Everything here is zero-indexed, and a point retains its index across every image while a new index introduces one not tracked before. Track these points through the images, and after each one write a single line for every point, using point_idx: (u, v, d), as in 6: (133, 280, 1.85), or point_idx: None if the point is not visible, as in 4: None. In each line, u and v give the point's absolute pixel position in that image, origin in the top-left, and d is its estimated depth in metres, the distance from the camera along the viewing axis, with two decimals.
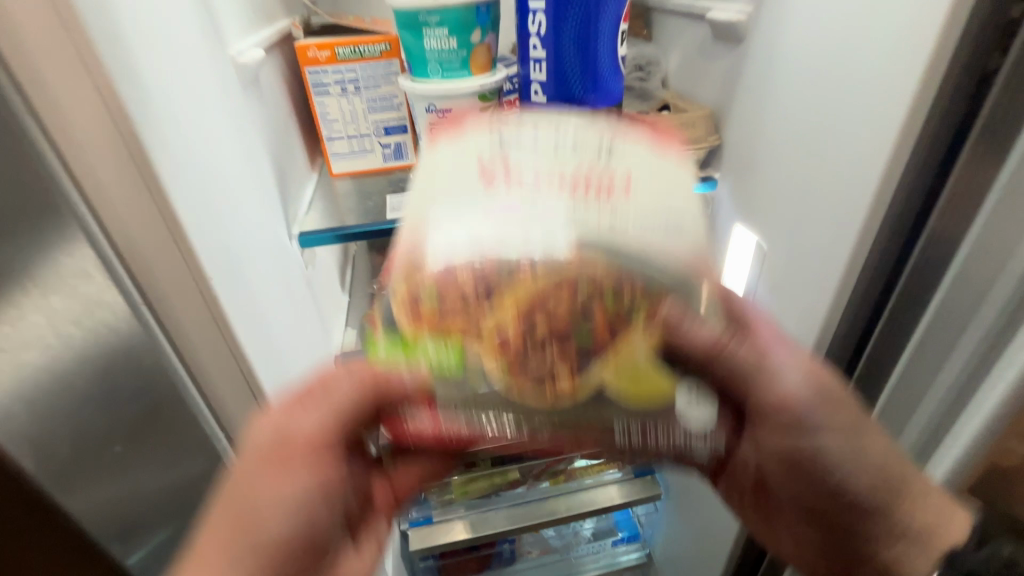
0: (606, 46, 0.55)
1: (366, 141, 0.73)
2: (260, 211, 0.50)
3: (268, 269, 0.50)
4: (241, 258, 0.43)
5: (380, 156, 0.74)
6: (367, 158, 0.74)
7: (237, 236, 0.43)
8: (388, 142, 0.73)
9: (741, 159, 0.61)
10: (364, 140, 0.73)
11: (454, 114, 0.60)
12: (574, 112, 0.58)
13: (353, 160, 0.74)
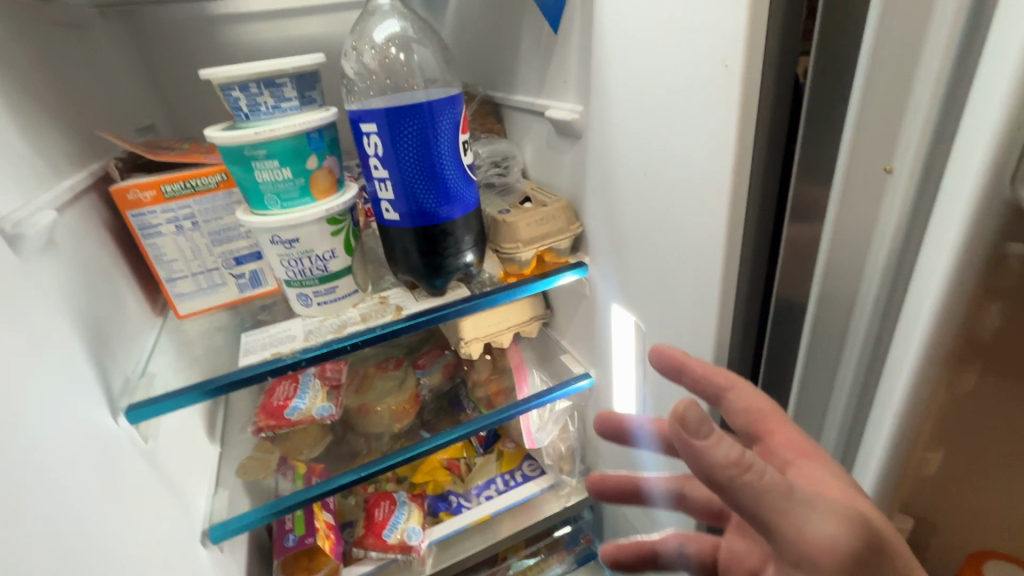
0: (450, 158, 0.54)
1: (216, 275, 0.66)
2: (60, 399, 0.41)
3: (77, 471, 0.40)
4: (23, 483, 0.34)
5: (235, 287, 0.67)
6: (220, 292, 0.67)
7: (16, 457, 0.34)
8: (242, 271, 0.67)
9: (604, 245, 0.62)
10: (213, 274, 0.66)
11: (303, 241, 0.56)
12: (431, 225, 0.56)
13: (202, 298, 0.66)
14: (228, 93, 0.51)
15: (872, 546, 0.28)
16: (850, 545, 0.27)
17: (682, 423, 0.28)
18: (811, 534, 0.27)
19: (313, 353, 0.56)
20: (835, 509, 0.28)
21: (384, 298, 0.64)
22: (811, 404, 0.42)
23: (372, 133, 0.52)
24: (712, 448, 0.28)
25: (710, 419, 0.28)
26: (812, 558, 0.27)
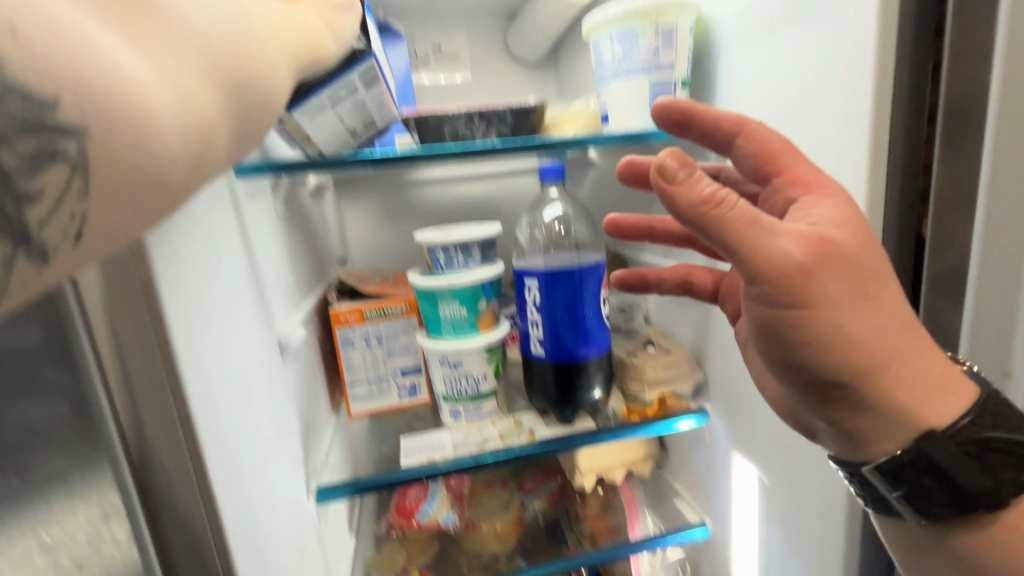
0: (592, 308, 0.65)
1: (385, 383, 0.80)
2: (285, 473, 0.54)
3: (286, 537, 0.51)
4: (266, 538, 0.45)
5: (396, 395, 0.81)
6: (384, 398, 0.80)
7: (265, 516, 0.45)
8: (404, 382, 0.80)
9: (726, 396, 0.67)
10: (383, 382, 0.79)
11: (465, 365, 0.68)
12: (570, 362, 0.66)
13: (371, 401, 0.79)
14: (432, 251, 0.68)
15: (820, 262, 0.33)
16: (800, 258, 0.33)
17: (662, 173, 0.33)
18: (771, 240, 0.32)
19: (459, 462, 0.65)
20: (799, 233, 0.33)
21: (519, 420, 0.73)
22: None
23: (533, 285, 0.65)
24: (684, 190, 0.32)
25: (689, 165, 0.33)
26: (765, 269, 0.32)
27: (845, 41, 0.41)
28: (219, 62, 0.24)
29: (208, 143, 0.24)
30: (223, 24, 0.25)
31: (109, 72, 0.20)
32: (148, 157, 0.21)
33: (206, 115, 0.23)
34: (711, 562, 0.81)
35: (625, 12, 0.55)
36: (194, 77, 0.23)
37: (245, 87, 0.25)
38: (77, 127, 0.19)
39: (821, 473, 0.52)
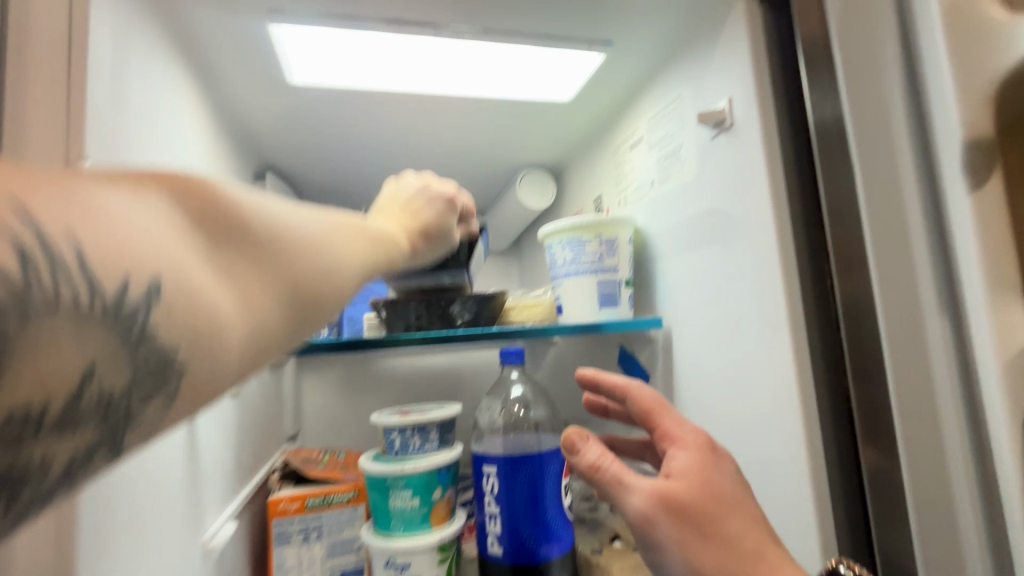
0: (552, 499, 0.62)
1: None
2: None
3: None
4: None
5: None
6: None
7: None
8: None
9: None
10: None
11: (412, 567, 0.61)
12: (530, 563, 0.60)
13: None
14: (388, 434, 0.66)
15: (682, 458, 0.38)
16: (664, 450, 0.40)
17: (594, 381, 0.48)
18: (617, 504, 0.38)
19: None
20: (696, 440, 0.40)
21: None
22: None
23: (491, 473, 0.62)
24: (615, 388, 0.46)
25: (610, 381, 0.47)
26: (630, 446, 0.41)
27: (755, 261, 0.48)
28: (292, 304, 0.28)
29: (264, 354, 0.27)
30: (339, 289, 0.32)
31: (211, 322, 0.23)
32: (214, 380, 0.24)
33: (269, 336, 0.27)
34: None
35: (572, 225, 0.64)
36: (270, 315, 0.27)
37: (312, 307, 0.29)
38: (178, 372, 0.22)
39: None
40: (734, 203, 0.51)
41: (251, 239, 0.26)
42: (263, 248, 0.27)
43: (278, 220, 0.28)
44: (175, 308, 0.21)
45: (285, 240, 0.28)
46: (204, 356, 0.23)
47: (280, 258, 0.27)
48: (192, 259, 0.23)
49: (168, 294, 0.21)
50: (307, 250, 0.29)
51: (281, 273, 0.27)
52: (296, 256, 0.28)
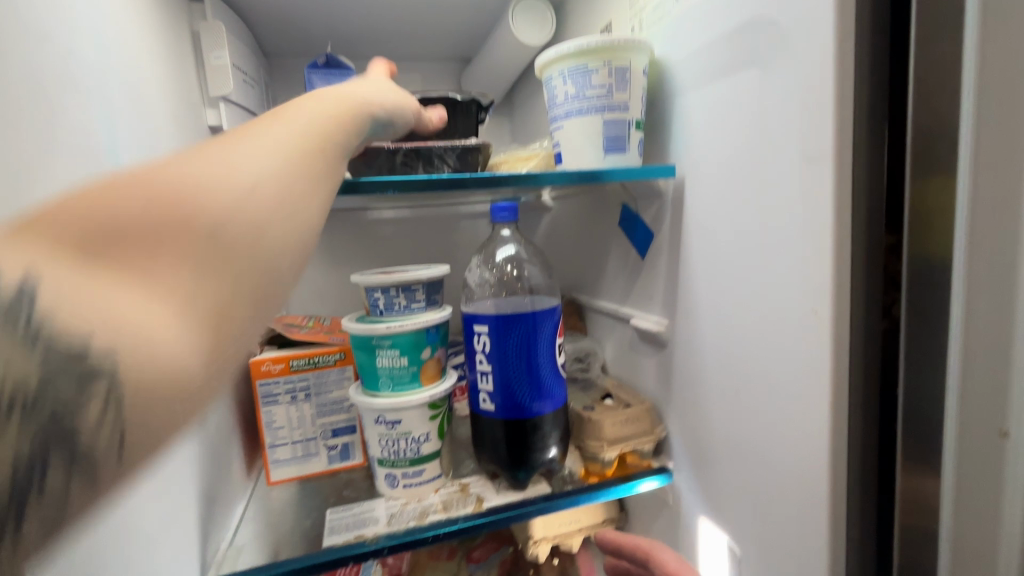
0: (546, 358, 0.59)
1: (313, 444, 0.70)
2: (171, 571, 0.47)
3: None
4: None
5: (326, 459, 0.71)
6: (311, 462, 0.70)
7: None
8: (336, 442, 0.71)
9: (691, 453, 0.62)
10: (310, 443, 0.70)
11: (404, 423, 0.60)
12: (523, 418, 0.60)
13: (293, 466, 0.69)
14: (371, 293, 0.61)
15: None
16: None
17: None
18: None
19: (395, 539, 0.56)
20: None
21: (465, 485, 0.65)
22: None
23: (483, 332, 0.59)
24: None
25: None
26: None
27: (803, 87, 0.40)
28: (224, 264, 0.25)
29: (224, 321, 0.25)
30: (280, 222, 0.28)
31: (120, 326, 0.21)
32: (180, 375, 0.22)
33: (217, 302, 0.25)
34: None
35: (576, 49, 0.53)
36: (213, 276, 0.24)
37: (255, 270, 0.26)
38: (101, 372, 0.20)
39: (792, 541, 0.47)
40: (782, 11, 0.41)
41: (141, 227, 0.23)
42: (172, 212, 0.24)
43: (168, 175, 0.25)
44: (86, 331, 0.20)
45: (190, 193, 0.25)
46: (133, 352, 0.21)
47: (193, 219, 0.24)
48: (87, 309, 0.21)
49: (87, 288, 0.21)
50: (208, 189, 0.25)
51: (196, 291, 0.24)
52: (206, 205, 0.25)
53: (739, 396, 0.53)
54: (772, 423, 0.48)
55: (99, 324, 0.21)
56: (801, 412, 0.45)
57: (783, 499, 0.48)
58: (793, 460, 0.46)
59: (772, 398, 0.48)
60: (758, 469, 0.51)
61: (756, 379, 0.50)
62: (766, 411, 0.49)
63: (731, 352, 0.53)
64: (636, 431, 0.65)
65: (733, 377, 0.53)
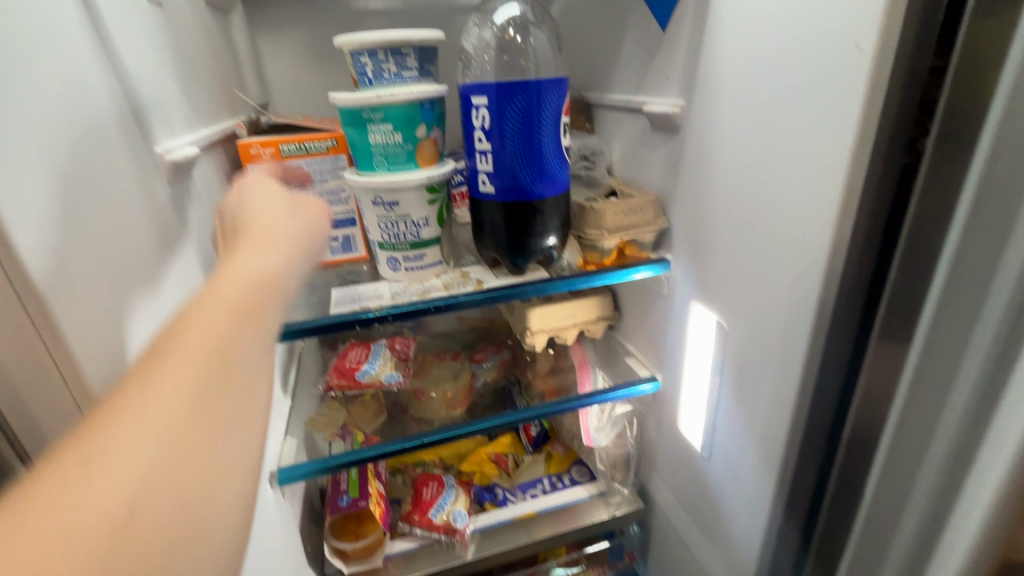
0: (550, 136, 0.56)
1: None
2: None
3: None
4: None
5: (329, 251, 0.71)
6: None
7: None
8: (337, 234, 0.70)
9: (690, 242, 0.61)
10: None
11: (401, 205, 0.59)
12: (523, 200, 0.58)
13: None
14: (357, 59, 0.55)
15: None
16: None
17: None
18: None
19: (398, 310, 0.59)
20: None
21: (465, 272, 0.66)
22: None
23: (482, 105, 0.55)
24: None
25: None
26: None
27: None
28: (152, 503, 0.24)
29: (157, 497, 0.24)
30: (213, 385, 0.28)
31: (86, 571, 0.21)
32: (214, 377, 0.29)
33: (167, 537, 0.25)
34: (657, 414, 0.78)
35: None
36: (142, 518, 0.24)
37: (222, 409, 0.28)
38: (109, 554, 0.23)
39: (780, 308, 0.48)
40: None
41: (101, 521, 0.23)
42: (188, 325, 0.30)
43: (123, 448, 0.24)
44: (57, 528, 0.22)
45: (120, 440, 0.24)
46: (132, 517, 0.23)
47: (127, 454, 0.24)
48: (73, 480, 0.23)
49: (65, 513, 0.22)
50: (149, 412, 0.25)
51: (167, 404, 0.26)
52: (144, 449, 0.25)
53: (750, 170, 0.49)
54: (780, 192, 0.46)
55: (91, 497, 0.23)
56: (816, 172, 0.42)
57: (776, 268, 0.48)
58: (794, 226, 0.45)
59: (786, 164, 0.45)
60: (756, 244, 0.50)
61: (771, 147, 0.46)
62: (775, 182, 0.46)
63: (749, 122, 0.49)
64: (640, 220, 0.64)
65: (747, 149, 0.49)
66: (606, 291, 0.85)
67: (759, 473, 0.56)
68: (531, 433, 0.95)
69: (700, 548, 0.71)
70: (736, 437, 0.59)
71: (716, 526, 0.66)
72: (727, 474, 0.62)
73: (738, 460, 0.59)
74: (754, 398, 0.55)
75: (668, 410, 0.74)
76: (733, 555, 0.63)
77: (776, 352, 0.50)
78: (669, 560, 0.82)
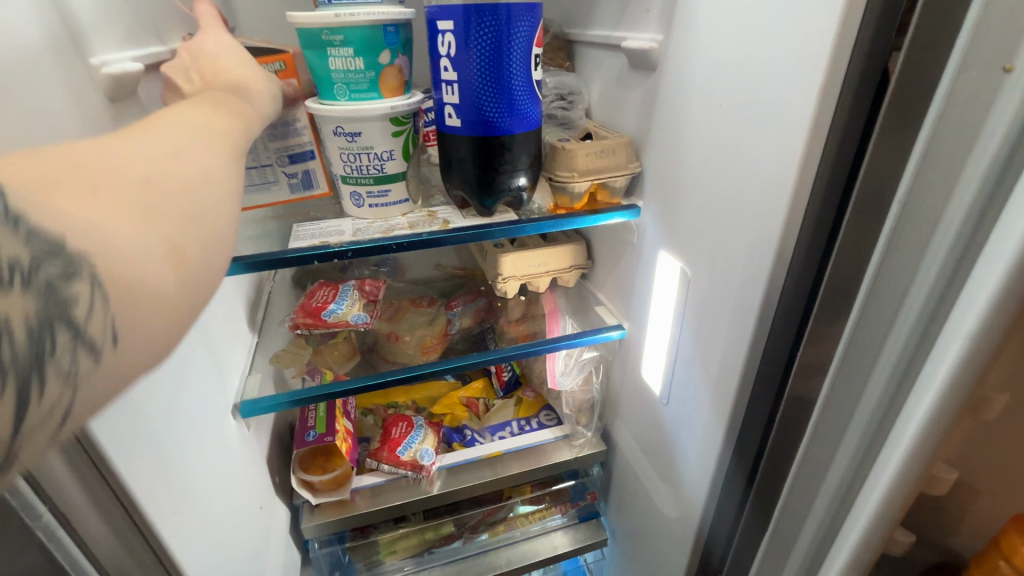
0: (519, 68, 0.53)
1: (269, 171, 0.60)
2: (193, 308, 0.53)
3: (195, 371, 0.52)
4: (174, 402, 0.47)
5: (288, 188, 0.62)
6: (272, 190, 0.61)
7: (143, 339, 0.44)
8: (295, 170, 0.61)
9: (661, 187, 0.60)
10: (266, 170, 0.60)
11: (364, 137, 0.57)
12: (491, 136, 0.56)
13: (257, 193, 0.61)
14: None
15: None
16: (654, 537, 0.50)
17: None
18: None
19: (360, 247, 0.58)
20: None
21: (432, 212, 0.64)
22: (850, 378, 0.38)
23: (447, 31, 0.52)
24: None
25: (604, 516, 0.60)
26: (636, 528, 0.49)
27: None
28: (159, 210, 0.27)
29: (164, 174, 0.28)
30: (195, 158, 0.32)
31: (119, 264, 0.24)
32: (201, 174, 0.31)
33: (176, 239, 0.27)
34: (622, 361, 0.79)
35: None
36: (151, 221, 0.26)
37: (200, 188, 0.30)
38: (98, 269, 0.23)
39: (740, 253, 0.48)
40: None
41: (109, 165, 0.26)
42: (154, 120, 0.33)
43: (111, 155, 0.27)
44: (82, 167, 0.25)
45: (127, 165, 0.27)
46: (148, 183, 0.27)
47: (124, 174, 0.27)
48: (89, 150, 0.26)
49: (84, 168, 0.25)
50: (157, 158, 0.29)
51: (151, 146, 0.29)
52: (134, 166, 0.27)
53: (719, 110, 0.48)
54: (747, 133, 0.45)
55: (97, 157, 0.26)
56: (783, 111, 0.40)
57: (739, 213, 0.47)
58: (758, 169, 0.44)
59: (755, 103, 0.43)
60: (721, 188, 0.49)
61: (741, 84, 0.45)
62: (744, 122, 0.45)
63: (722, 58, 0.47)
64: (612, 164, 0.62)
65: (718, 87, 0.48)
66: (580, 239, 0.84)
67: (712, 417, 0.57)
68: (502, 378, 0.96)
69: (655, 488, 0.74)
70: (693, 382, 0.60)
71: (671, 466, 0.69)
72: (684, 418, 0.64)
73: (693, 404, 0.61)
74: (711, 344, 0.55)
75: (632, 357, 0.75)
76: (685, 493, 0.66)
77: (733, 298, 0.50)
78: (627, 499, 0.85)
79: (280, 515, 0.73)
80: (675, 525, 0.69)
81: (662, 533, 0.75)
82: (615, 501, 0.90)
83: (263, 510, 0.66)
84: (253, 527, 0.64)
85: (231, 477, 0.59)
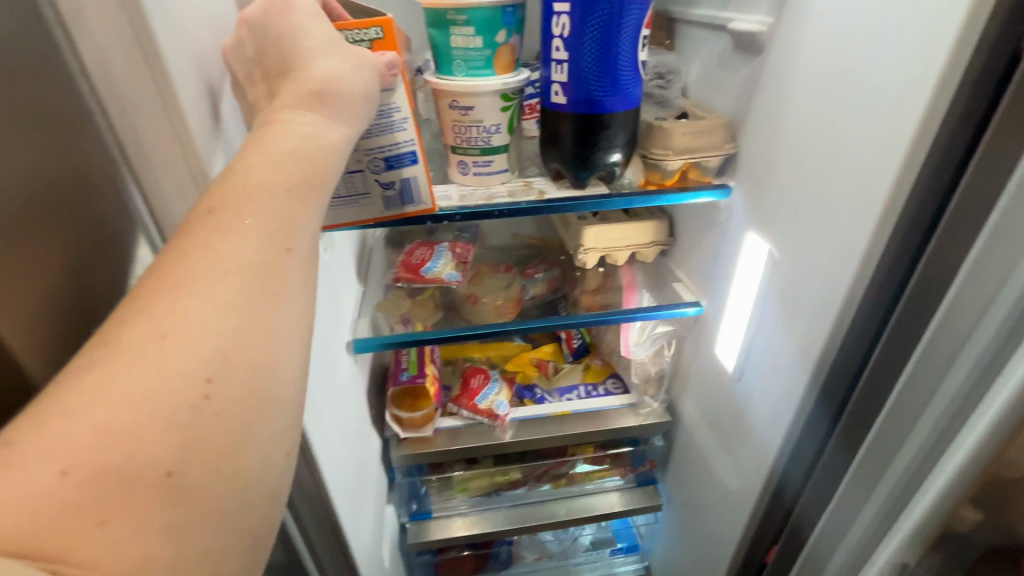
0: (627, 50, 0.56)
1: (360, 180, 0.54)
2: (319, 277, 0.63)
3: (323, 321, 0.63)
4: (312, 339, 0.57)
5: (381, 203, 0.56)
6: (363, 203, 0.56)
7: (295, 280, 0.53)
8: (391, 178, 0.55)
9: (755, 170, 0.62)
10: (357, 178, 0.54)
11: (476, 110, 0.62)
12: (593, 114, 0.59)
13: (346, 208, 0.56)
14: None
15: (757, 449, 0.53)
16: None
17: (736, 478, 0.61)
18: None
19: (465, 211, 0.64)
20: None
21: (529, 182, 0.69)
22: (930, 367, 0.40)
23: (563, 13, 0.55)
24: None
25: None
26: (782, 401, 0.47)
27: None
28: (190, 463, 0.26)
29: (190, 459, 0.26)
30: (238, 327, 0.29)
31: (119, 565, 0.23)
32: (246, 349, 0.29)
33: (206, 503, 0.26)
34: (696, 338, 0.82)
35: None
36: (178, 496, 0.25)
37: (249, 391, 0.28)
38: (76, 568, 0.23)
39: (832, 239, 0.50)
40: None
41: (138, 419, 0.25)
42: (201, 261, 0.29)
43: (130, 384, 0.25)
44: (94, 500, 0.23)
45: (153, 392, 0.25)
46: (184, 418, 0.26)
47: (152, 408, 0.25)
48: (103, 450, 0.24)
49: (98, 514, 0.23)
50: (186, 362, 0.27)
51: (178, 389, 0.26)
52: (169, 391, 0.26)
53: (826, 97, 0.49)
54: (854, 122, 0.46)
55: (116, 465, 0.24)
56: (896, 102, 0.41)
57: (835, 199, 0.49)
58: (861, 158, 0.45)
59: (867, 92, 0.44)
60: (820, 174, 0.51)
61: (853, 73, 0.45)
62: (852, 109, 0.46)
63: (834, 46, 0.47)
64: (707, 145, 0.64)
65: (828, 74, 0.48)
66: (663, 216, 0.86)
67: (787, 396, 0.60)
68: (573, 345, 1.01)
69: (718, 459, 0.77)
70: (768, 362, 0.63)
71: (737, 440, 0.72)
72: (756, 396, 0.66)
73: (767, 383, 0.63)
74: (792, 326, 0.57)
75: (707, 334, 0.77)
76: (748, 464, 0.69)
77: (822, 281, 0.52)
78: (687, 468, 0.89)
79: (374, 443, 0.84)
80: (735, 494, 0.73)
81: (720, 503, 0.79)
82: (674, 468, 0.95)
83: (362, 438, 0.77)
84: (356, 449, 0.74)
85: (343, 402, 0.69)
